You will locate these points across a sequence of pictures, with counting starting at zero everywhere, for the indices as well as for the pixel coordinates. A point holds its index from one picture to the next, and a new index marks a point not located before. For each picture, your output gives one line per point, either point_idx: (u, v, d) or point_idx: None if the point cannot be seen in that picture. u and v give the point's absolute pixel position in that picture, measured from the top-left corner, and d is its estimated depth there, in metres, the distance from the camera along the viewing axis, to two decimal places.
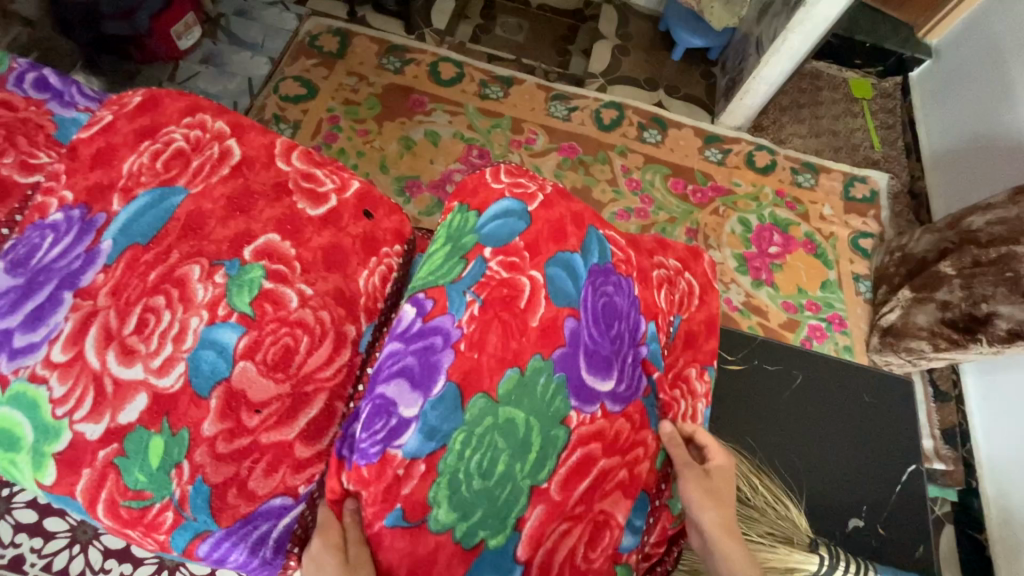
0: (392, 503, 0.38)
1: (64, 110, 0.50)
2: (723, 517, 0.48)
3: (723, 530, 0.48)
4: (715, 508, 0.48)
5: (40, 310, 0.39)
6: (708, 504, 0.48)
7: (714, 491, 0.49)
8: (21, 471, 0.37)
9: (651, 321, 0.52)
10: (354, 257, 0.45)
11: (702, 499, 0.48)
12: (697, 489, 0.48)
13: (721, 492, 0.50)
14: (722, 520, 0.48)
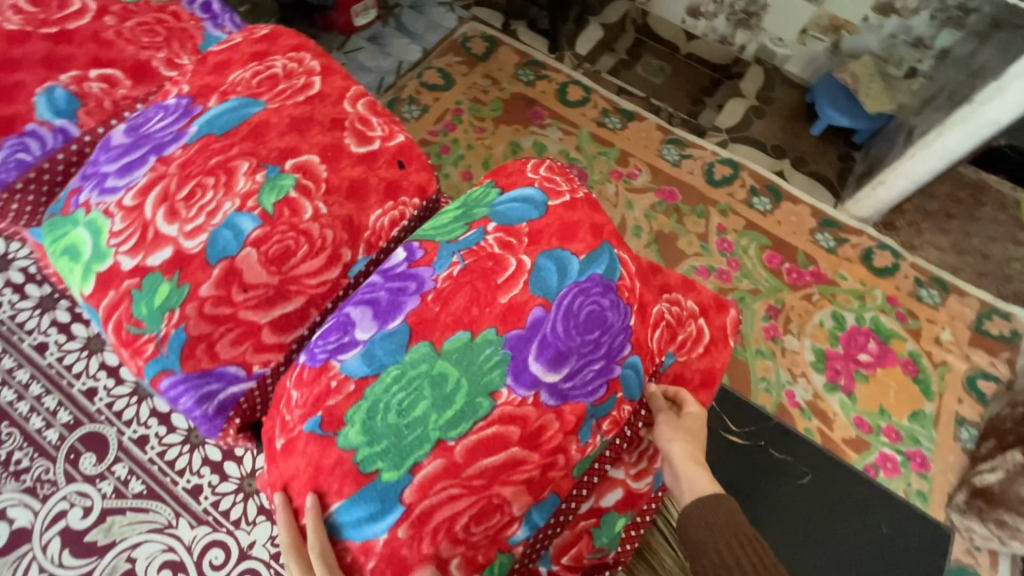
0: (315, 411, 0.42)
1: (214, 30, 0.62)
2: (693, 451, 0.48)
3: (692, 465, 0.48)
4: (688, 443, 0.49)
5: (132, 165, 0.50)
6: (676, 441, 0.49)
7: (689, 433, 0.50)
8: (74, 277, 0.48)
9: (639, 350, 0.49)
10: (373, 196, 0.51)
11: (668, 432, 0.49)
12: (671, 422, 0.50)
13: (695, 431, 0.50)
14: (691, 452, 0.48)
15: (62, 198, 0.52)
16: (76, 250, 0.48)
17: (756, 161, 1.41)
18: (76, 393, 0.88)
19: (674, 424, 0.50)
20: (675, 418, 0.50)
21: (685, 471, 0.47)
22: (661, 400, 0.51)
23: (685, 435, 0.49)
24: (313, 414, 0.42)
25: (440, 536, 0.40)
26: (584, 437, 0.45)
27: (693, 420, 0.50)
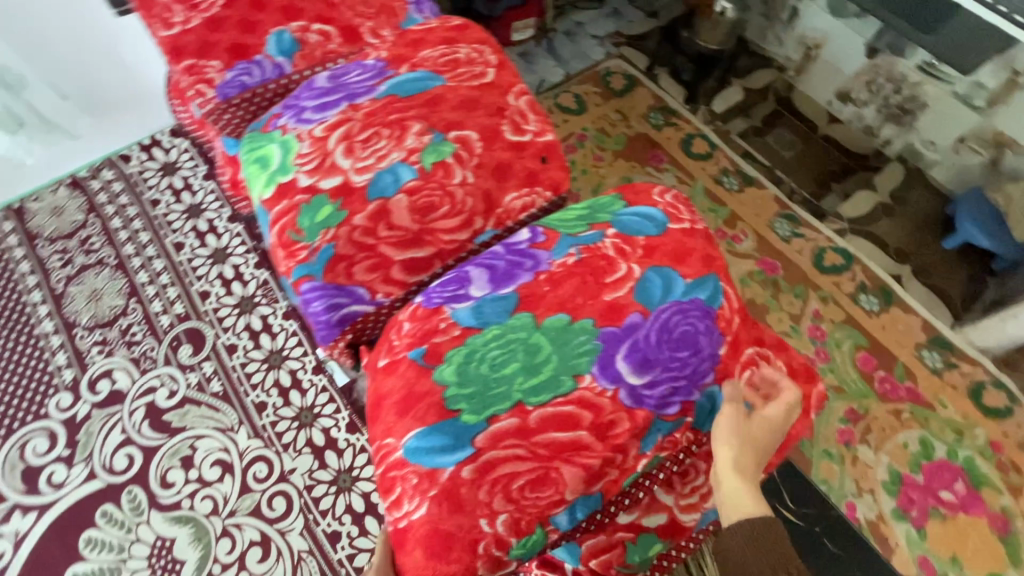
0: (421, 343, 0.47)
1: (416, 14, 0.71)
2: (742, 460, 0.47)
3: (733, 474, 0.46)
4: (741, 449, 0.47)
5: (327, 105, 0.59)
6: (728, 442, 0.47)
7: (744, 440, 0.48)
8: (259, 182, 0.57)
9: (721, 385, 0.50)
10: (513, 179, 0.56)
11: (723, 434, 0.47)
12: (730, 419, 0.48)
13: (753, 438, 0.48)
14: (740, 459, 0.47)
15: (263, 119, 0.63)
16: (267, 160, 0.57)
17: (873, 259, 1.33)
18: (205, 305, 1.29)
19: (736, 423, 0.48)
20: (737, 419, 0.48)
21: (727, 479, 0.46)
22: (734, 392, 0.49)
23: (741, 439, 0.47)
24: (421, 345, 0.47)
25: (495, 491, 0.42)
26: (646, 448, 0.46)
27: (756, 426, 0.49)
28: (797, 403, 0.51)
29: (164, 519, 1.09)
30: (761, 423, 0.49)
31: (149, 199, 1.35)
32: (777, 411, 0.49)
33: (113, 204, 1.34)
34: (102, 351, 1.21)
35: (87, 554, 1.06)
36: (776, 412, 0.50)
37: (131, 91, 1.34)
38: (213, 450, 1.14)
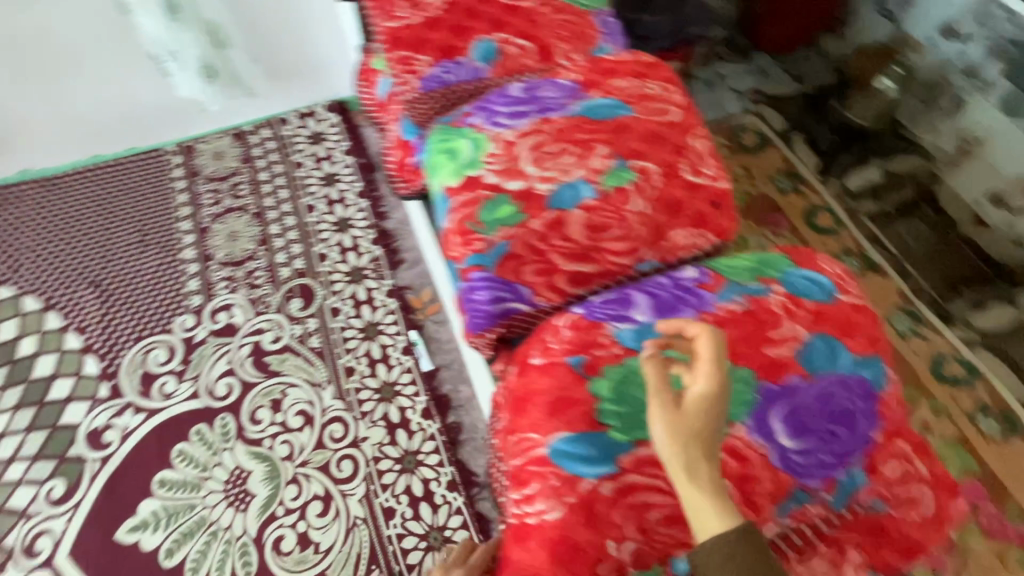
0: (580, 353, 0.48)
1: (607, 46, 0.75)
2: (687, 462, 0.40)
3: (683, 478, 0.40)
4: (687, 446, 0.40)
5: (520, 113, 0.63)
6: (666, 434, 0.41)
7: (687, 430, 0.41)
8: (445, 171, 0.61)
9: (867, 472, 0.47)
10: (683, 218, 0.57)
11: (660, 439, 0.41)
12: (660, 416, 0.41)
13: (690, 434, 0.40)
14: (681, 459, 0.40)
15: (453, 115, 0.68)
16: (456, 152, 0.62)
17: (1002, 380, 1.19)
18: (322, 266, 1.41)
19: (672, 416, 0.41)
20: (670, 413, 0.41)
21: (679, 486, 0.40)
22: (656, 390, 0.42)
23: (674, 442, 0.40)
24: (581, 355, 0.48)
25: (629, 515, 0.43)
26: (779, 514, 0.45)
27: (695, 413, 0.41)
28: (726, 352, 0.42)
29: (247, 451, 1.17)
30: (696, 408, 0.41)
31: (300, 169, 1.55)
32: (714, 379, 0.41)
33: (269, 166, 1.55)
34: (230, 288, 1.36)
35: (176, 464, 1.15)
36: (711, 385, 0.41)
37: (308, 68, 1.53)
38: (299, 400, 1.23)
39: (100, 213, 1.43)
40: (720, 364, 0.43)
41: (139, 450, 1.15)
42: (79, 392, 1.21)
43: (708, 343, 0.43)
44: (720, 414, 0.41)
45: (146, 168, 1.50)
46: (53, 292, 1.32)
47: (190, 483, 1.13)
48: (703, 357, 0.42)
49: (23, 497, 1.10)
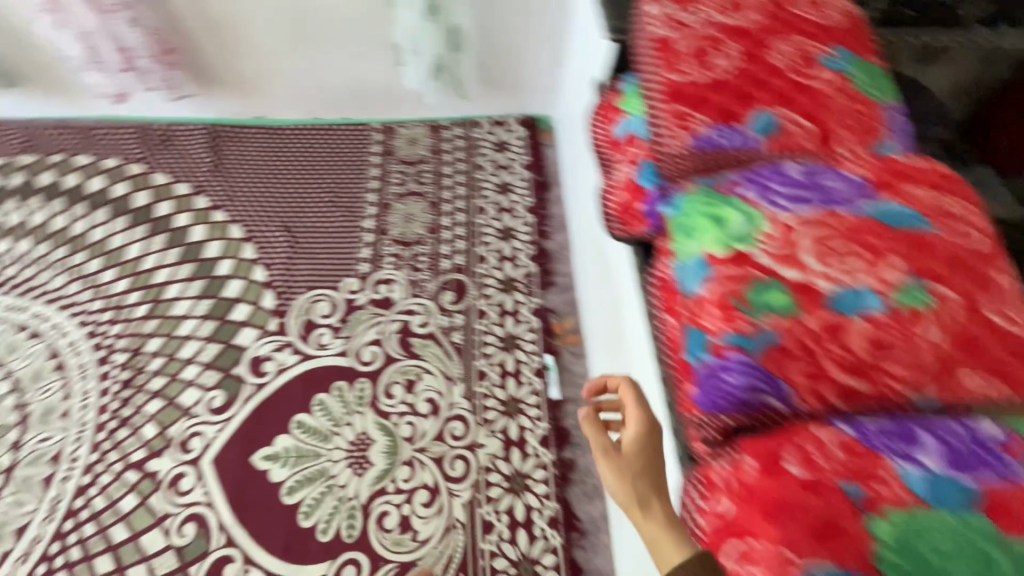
0: (857, 482, 0.45)
1: (891, 142, 0.70)
2: (634, 488, 0.59)
3: (641, 511, 0.57)
4: (633, 482, 0.59)
5: (801, 198, 0.60)
6: (617, 478, 0.60)
7: (630, 472, 0.60)
8: (708, 237, 0.60)
9: None
10: (980, 361, 0.51)
11: (613, 481, 0.60)
12: (608, 468, 0.61)
13: (629, 467, 0.60)
14: (628, 494, 0.59)
15: (717, 178, 0.66)
16: (725, 221, 0.60)
17: None
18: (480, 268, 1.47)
19: (615, 464, 0.61)
20: (614, 464, 0.61)
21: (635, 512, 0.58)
22: (600, 444, 0.63)
23: (620, 476, 0.60)
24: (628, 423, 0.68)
25: None
26: None
27: (630, 457, 0.61)
28: (643, 405, 0.64)
29: (376, 421, 1.23)
30: (630, 453, 0.61)
31: (480, 172, 1.63)
32: (636, 424, 0.62)
33: (454, 162, 1.64)
34: (395, 264, 1.45)
35: (313, 411, 1.24)
36: (634, 434, 0.62)
37: (515, 82, 1.63)
38: (430, 388, 1.28)
39: (307, 168, 1.60)
40: (643, 413, 0.64)
41: (290, 386, 1.26)
42: (253, 320, 1.35)
43: (629, 405, 0.65)
44: (643, 452, 0.61)
45: (353, 138, 1.65)
46: (255, 227, 1.49)
47: (323, 432, 1.21)
48: (629, 420, 0.64)
49: (189, 398, 1.23)
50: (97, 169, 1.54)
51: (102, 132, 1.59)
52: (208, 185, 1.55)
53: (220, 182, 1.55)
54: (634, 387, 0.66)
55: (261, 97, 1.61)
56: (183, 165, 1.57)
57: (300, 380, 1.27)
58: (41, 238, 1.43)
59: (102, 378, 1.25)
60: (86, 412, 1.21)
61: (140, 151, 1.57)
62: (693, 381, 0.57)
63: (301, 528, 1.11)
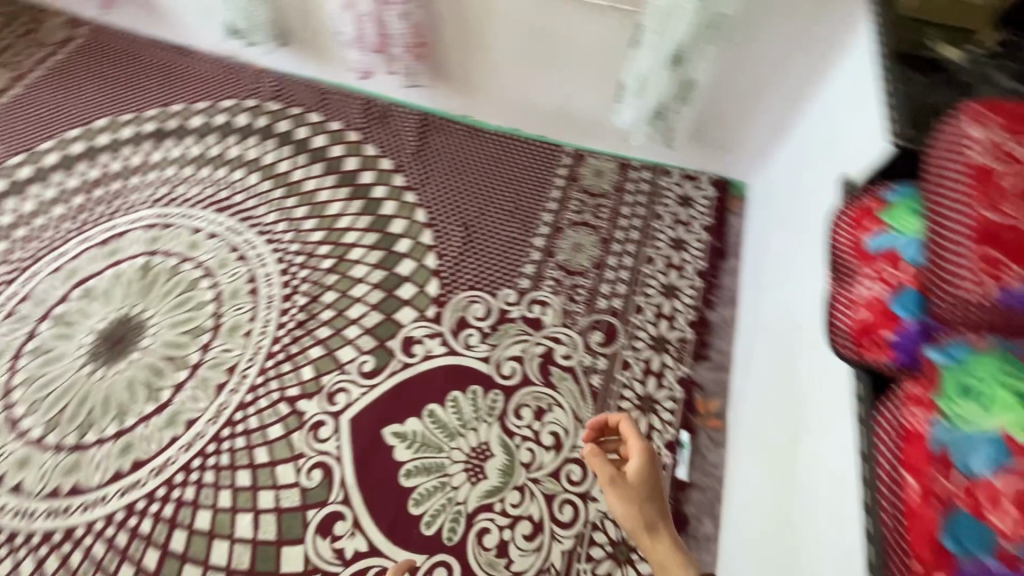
0: None
1: None
2: (634, 509, 0.94)
3: (643, 531, 0.92)
4: (637, 506, 0.94)
5: None
6: (623, 507, 0.94)
7: (632, 498, 0.94)
8: (1010, 418, 0.52)
9: None
10: None
11: (620, 508, 0.94)
12: (615, 497, 0.95)
13: (631, 493, 0.94)
14: (635, 518, 0.93)
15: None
16: None
17: None
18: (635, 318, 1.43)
19: (619, 497, 0.95)
20: (618, 494, 0.95)
21: (633, 527, 0.93)
22: (607, 476, 0.96)
23: (625, 500, 0.94)
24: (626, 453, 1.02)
25: None
26: None
27: (632, 486, 0.95)
28: (641, 448, 0.96)
29: (500, 436, 1.25)
30: (631, 484, 0.95)
31: (657, 221, 1.60)
32: (637, 462, 0.95)
33: (633, 205, 1.63)
34: (553, 289, 1.47)
35: (445, 406, 1.28)
36: (636, 467, 0.96)
37: (721, 145, 1.56)
38: (558, 423, 1.27)
39: (496, 174, 1.67)
40: (640, 448, 0.97)
41: (431, 376, 1.32)
42: (415, 300, 1.43)
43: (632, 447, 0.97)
44: (642, 482, 0.95)
45: (544, 157, 1.70)
46: (437, 215, 1.59)
47: (450, 429, 1.25)
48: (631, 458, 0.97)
49: (345, 354, 1.34)
50: (324, 129, 1.73)
51: (337, 97, 1.78)
52: (408, 166, 1.68)
53: (418, 166, 1.68)
54: (630, 426, 1.00)
55: (477, 100, 1.68)
56: (392, 143, 1.72)
57: (441, 372, 1.32)
58: (267, 175, 1.64)
59: (283, 313, 1.40)
60: (263, 338, 1.36)
61: (361, 121, 1.75)
62: (960, 567, 0.51)
63: (409, 513, 1.16)
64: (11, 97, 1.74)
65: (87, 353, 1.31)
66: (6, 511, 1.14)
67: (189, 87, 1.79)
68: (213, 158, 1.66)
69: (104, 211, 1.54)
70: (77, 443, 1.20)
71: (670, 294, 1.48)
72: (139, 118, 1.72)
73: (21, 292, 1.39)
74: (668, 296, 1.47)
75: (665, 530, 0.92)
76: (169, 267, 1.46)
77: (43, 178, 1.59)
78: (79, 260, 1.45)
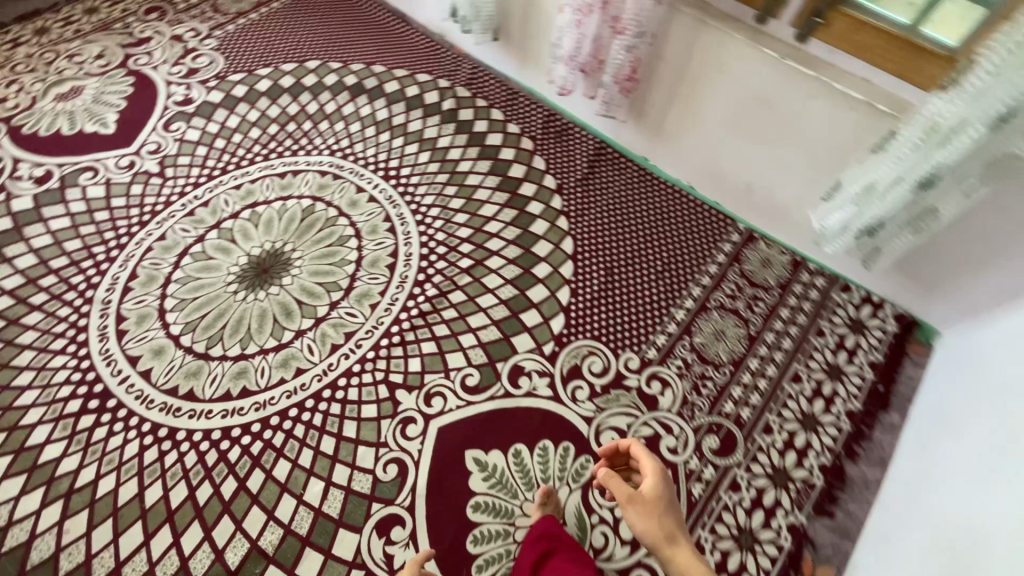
0: None
1: None
2: (652, 521, 0.86)
3: (665, 544, 0.83)
4: (654, 518, 0.87)
5: None
6: (643, 520, 0.87)
7: (649, 509, 0.88)
8: None
9: None
10: None
11: (636, 519, 0.87)
12: (632, 511, 0.88)
13: (646, 503, 0.89)
14: (654, 532, 0.85)
15: None
16: None
17: None
18: (760, 437, 1.28)
19: (637, 511, 0.88)
20: (634, 507, 0.88)
21: (651, 536, 0.85)
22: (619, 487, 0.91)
23: (641, 511, 0.88)
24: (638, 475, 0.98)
25: None
26: None
27: (647, 498, 0.89)
28: (653, 460, 0.94)
29: (577, 506, 1.17)
30: (646, 495, 0.90)
31: (814, 338, 1.42)
32: (652, 473, 0.91)
33: (794, 311, 1.46)
34: (679, 371, 1.34)
35: (533, 451, 1.22)
36: (648, 479, 0.92)
37: (923, 285, 1.35)
38: None
39: (655, 227, 1.57)
40: (652, 464, 0.94)
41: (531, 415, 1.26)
42: (536, 330, 1.38)
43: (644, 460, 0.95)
44: (658, 493, 0.90)
45: (709, 227, 1.58)
46: (583, 249, 1.53)
47: (532, 480, 1.19)
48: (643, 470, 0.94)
49: (454, 360, 1.32)
50: (501, 129, 1.73)
51: (525, 102, 1.78)
52: (569, 190, 1.63)
53: (579, 193, 1.63)
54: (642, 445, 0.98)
55: (662, 146, 1.58)
56: (561, 162, 1.68)
57: (539, 413, 1.26)
58: (437, 157, 1.66)
59: (410, 297, 1.40)
60: (385, 314, 1.37)
61: (539, 131, 1.72)
62: None
63: (465, 549, 1.11)
64: (250, 21, 1.93)
65: (237, 273, 1.40)
66: (131, 390, 1.22)
67: (394, 53, 1.88)
68: (395, 126, 1.72)
69: (289, 146, 1.64)
70: (203, 351, 1.28)
71: (807, 425, 1.30)
72: (344, 69, 1.83)
73: (203, 197, 1.52)
74: (806, 427, 1.29)
75: (689, 545, 0.83)
76: (327, 216, 1.52)
77: (251, 100, 1.73)
78: (256, 184, 1.56)
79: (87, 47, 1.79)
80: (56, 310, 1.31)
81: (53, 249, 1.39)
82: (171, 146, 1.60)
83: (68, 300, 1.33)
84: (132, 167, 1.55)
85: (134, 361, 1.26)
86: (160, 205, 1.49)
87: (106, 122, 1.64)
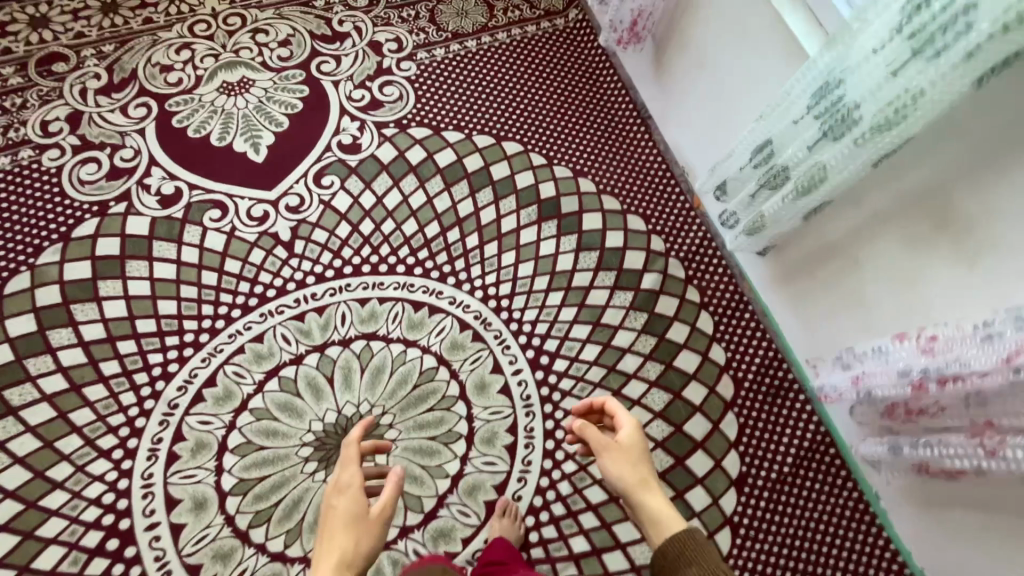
0: None
1: None
2: (619, 460, 0.82)
3: (638, 500, 0.77)
4: (628, 463, 0.81)
5: None
6: (620, 467, 0.81)
7: (623, 451, 0.83)
8: None
9: None
10: None
11: (607, 458, 0.83)
12: (605, 456, 0.83)
13: (626, 449, 0.83)
14: (628, 479, 0.79)
15: None
16: None
17: None
18: None
19: (613, 458, 0.82)
20: (606, 449, 0.84)
21: (621, 477, 0.80)
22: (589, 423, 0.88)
23: (613, 451, 0.83)
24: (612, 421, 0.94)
25: None
26: None
27: (622, 441, 0.85)
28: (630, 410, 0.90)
29: None
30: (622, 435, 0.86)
31: None
32: (629, 419, 0.87)
33: None
34: None
35: None
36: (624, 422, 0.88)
37: None
38: None
39: None
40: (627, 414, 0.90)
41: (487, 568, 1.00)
42: None
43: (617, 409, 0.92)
44: (634, 431, 0.86)
45: None
46: None
47: None
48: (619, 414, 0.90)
49: None
50: (702, 350, 1.27)
51: (752, 329, 1.28)
52: (753, 491, 1.18)
53: (763, 500, 1.18)
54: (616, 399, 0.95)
55: (918, 515, 1.07)
56: (758, 439, 1.21)
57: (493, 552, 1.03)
58: (606, 359, 1.25)
59: None
60: None
61: (750, 382, 1.25)
62: None
63: None
64: (464, 49, 1.50)
65: (317, 435, 1.13)
66: (153, 544, 1.03)
67: (614, 170, 1.40)
68: (573, 287, 1.29)
69: (439, 264, 1.29)
70: (243, 529, 1.06)
71: None
72: (545, 171, 1.39)
73: (321, 299, 1.23)
74: None
75: (671, 507, 0.76)
76: (445, 392, 1.19)
77: (422, 176, 1.36)
78: (384, 306, 1.24)
79: (276, 23, 1.47)
80: (120, 392, 1.12)
81: (146, 304, 1.18)
82: (313, 210, 1.30)
83: (136, 383, 1.13)
84: (262, 224, 1.27)
85: (171, 506, 1.06)
86: (272, 291, 1.22)
87: (259, 144, 1.34)
